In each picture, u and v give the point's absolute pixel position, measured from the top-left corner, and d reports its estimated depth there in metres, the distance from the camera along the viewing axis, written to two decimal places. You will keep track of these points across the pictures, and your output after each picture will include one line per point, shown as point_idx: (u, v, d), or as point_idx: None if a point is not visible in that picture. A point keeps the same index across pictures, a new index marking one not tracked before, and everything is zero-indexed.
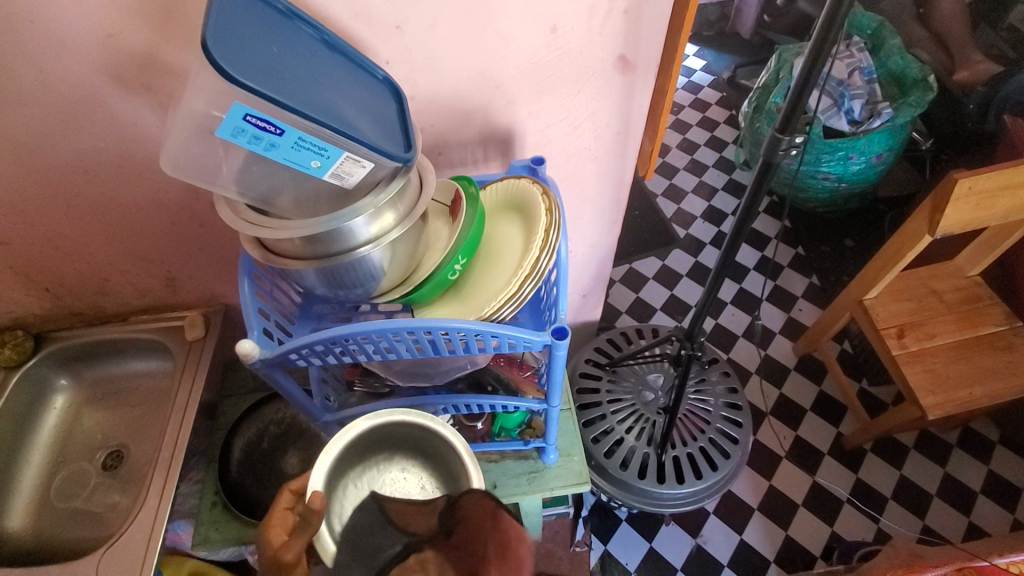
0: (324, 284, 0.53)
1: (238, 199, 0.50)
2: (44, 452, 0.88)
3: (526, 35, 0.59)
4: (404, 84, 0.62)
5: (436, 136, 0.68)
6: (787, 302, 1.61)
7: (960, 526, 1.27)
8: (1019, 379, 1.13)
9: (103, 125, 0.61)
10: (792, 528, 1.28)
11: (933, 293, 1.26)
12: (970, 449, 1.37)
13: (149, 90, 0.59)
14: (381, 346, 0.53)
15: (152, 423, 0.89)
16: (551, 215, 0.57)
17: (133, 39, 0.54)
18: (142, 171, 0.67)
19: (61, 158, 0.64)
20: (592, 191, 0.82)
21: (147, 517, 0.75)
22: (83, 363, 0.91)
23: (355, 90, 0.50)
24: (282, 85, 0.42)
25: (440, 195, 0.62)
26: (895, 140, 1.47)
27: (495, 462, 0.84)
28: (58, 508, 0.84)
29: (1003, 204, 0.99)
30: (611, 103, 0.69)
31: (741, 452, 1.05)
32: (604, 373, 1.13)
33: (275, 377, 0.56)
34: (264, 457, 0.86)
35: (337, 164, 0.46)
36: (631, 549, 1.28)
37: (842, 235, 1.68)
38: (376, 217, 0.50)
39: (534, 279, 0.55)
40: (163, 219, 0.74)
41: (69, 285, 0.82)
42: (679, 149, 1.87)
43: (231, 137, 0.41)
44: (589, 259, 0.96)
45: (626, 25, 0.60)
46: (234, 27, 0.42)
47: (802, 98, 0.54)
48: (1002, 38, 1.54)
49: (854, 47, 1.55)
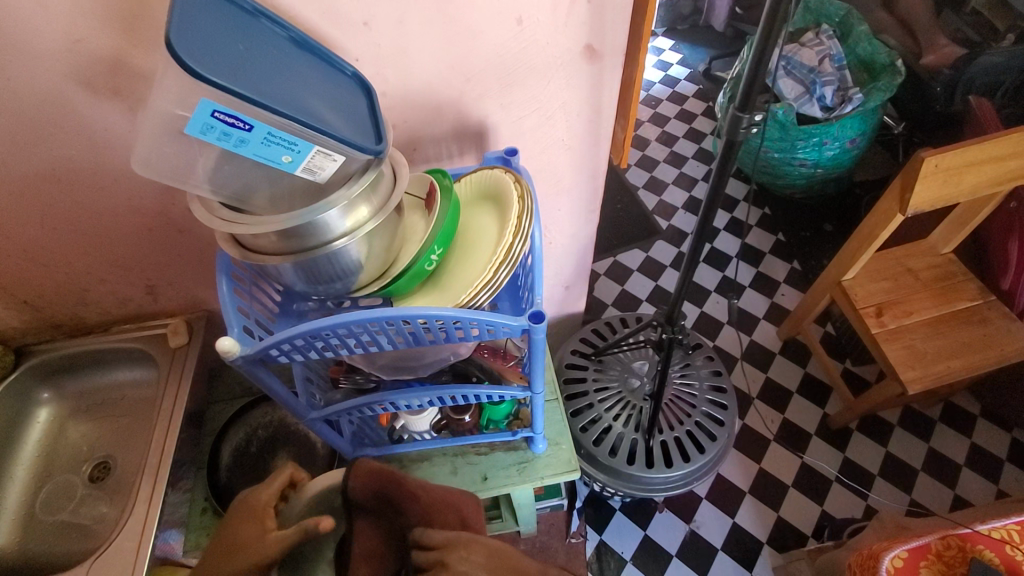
0: (302, 279, 0.54)
1: (211, 197, 0.50)
2: (28, 467, 0.87)
3: (493, 28, 0.60)
4: (375, 81, 0.62)
5: (409, 132, 0.69)
6: (770, 287, 1.64)
7: (946, 499, 1.29)
8: (994, 351, 1.16)
9: (74, 131, 0.61)
10: (784, 509, 1.30)
11: (908, 271, 1.29)
12: (953, 424, 1.39)
13: (119, 94, 0.59)
14: (362, 340, 0.54)
15: (138, 432, 0.89)
16: (523, 201, 0.58)
17: (102, 44, 0.54)
18: (118, 179, 0.67)
19: (33, 168, 0.64)
20: (568, 183, 0.83)
21: (136, 525, 0.75)
22: (66, 375, 0.91)
23: (324, 86, 0.51)
24: (249, 81, 0.43)
25: (415, 189, 0.63)
26: (867, 124, 1.50)
27: (484, 454, 0.85)
28: (44, 523, 0.84)
29: (970, 179, 1.01)
30: (581, 93, 0.70)
31: (726, 434, 1.06)
32: (591, 362, 1.14)
33: (258, 375, 0.57)
34: (253, 460, 0.86)
35: (308, 158, 0.47)
36: (626, 538, 1.29)
37: (821, 220, 1.71)
38: (350, 210, 0.50)
39: (509, 264, 0.56)
40: (141, 225, 0.74)
41: (48, 296, 0.81)
42: (658, 142, 1.89)
43: (200, 134, 0.42)
44: (570, 250, 0.97)
45: (591, 15, 0.61)
46: (199, 25, 0.43)
47: (757, 83, 0.56)
48: (967, 22, 1.52)
49: (823, 36, 1.60)
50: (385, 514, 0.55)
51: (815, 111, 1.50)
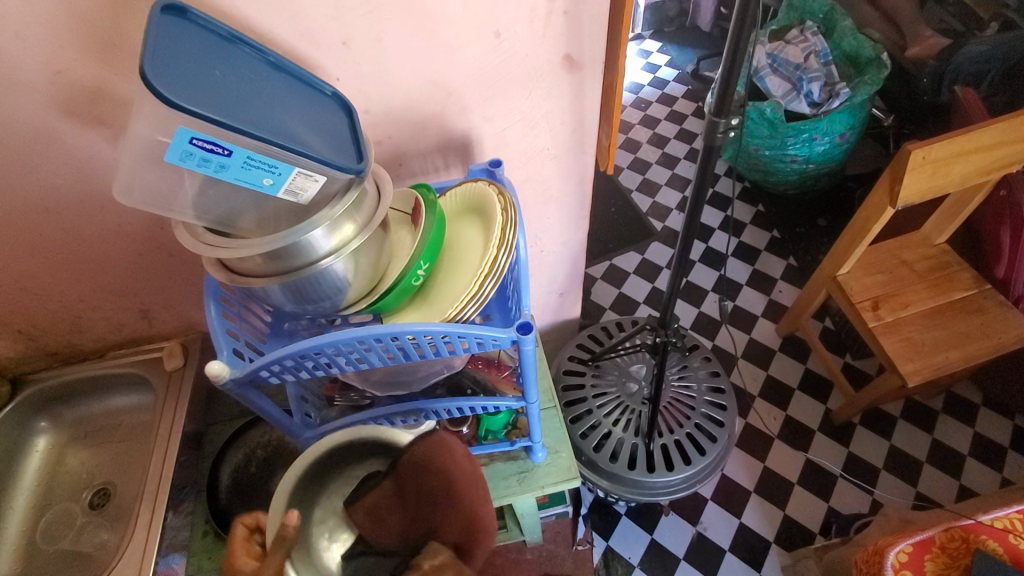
0: (290, 299, 0.54)
1: (195, 222, 0.51)
2: (28, 496, 0.87)
3: (471, 43, 0.61)
4: (357, 99, 0.63)
5: (393, 148, 0.70)
6: (767, 285, 1.64)
7: (952, 489, 1.29)
8: (992, 340, 1.15)
9: (59, 160, 0.62)
10: (789, 506, 1.29)
11: (903, 263, 1.29)
12: (956, 414, 1.39)
13: (102, 122, 0.59)
14: (352, 357, 0.54)
15: (137, 457, 0.89)
16: (507, 213, 0.58)
17: (83, 74, 0.55)
18: (106, 206, 0.67)
19: (21, 199, 0.64)
20: (556, 191, 0.83)
21: (135, 553, 0.75)
22: (63, 403, 0.91)
23: (304, 107, 0.51)
24: (227, 106, 0.43)
25: (400, 205, 0.63)
26: (857, 118, 1.51)
27: (485, 465, 0.85)
28: (45, 552, 0.84)
29: (958, 170, 1.01)
30: (563, 102, 0.71)
31: (726, 434, 1.06)
32: (588, 368, 1.14)
33: (248, 397, 0.57)
34: (252, 482, 0.85)
35: (290, 180, 0.47)
36: (633, 543, 1.28)
37: (815, 216, 1.71)
38: (335, 229, 0.51)
39: (495, 276, 0.56)
40: (132, 250, 0.74)
41: (42, 326, 0.82)
42: (650, 144, 1.90)
43: (180, 160, 0.43)
44: (562, 257, 0.97)
45: (568, 25, 0.62)
46: (174, 54, 0.43)
47: (731, 85, 0.57)
48: (950, 13, 1.55)
49: (808, 32, 1.60)
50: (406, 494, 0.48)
51: (803, 107, 1.51)
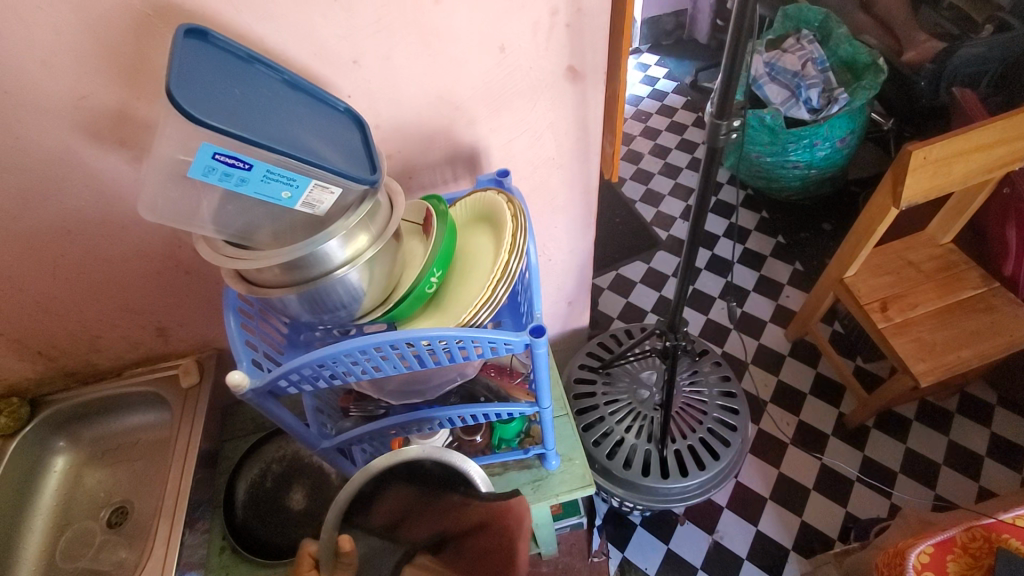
0: (307, 309, 0.55)
1: (216, 237, 0.52)
2: (46, 518, 0.88)
3: (476, 58, 0.63)
4: (368, 115, 0.65)
5: (404, 162, 0.71)
6: (775, 290, 1.64)
7: (971, 491, 1.27)
8: (1004, 337, 1.15)
9: (82, 183, 0.64)
10: (807, 512, 1.27)
11: (910, 264, 1.29)
12: (971, 414, 1.38)
13: (124, 144, 0.61)
14: (368, 366, 0.55)
15: (154, 475, 0.90)
16: (517, 220, 0.59)
17: (106, 99, 0.57)
18: (126, 226, 0.69)
19: (45, 222, 0.66)
20: (562, 200, 0.85)
21: (156, 566, 0.75)
22: (81, 423, 0.92)
23: (319, 123, 0.53)
24: (246, 123, 0.45)
25: (412, 216, 0.65)
26: (856, 123, 1.53)
27: (499, 474, 0.85)
28: (65, 570, 0.84)
29: (960, 168, 1.02)
30: (567, 113, 0.72)
31: (739, 439, 1.06)
32: (599, 376, 1.15)
33: (268, 407, 0.58)
34: (269, 497, 0.85)
35: (307, 193, 0.49)
36: (649, 553, 1.27)
37: (819, 220, 1.73)
38: (350, 239, 0.52)
39: (506, 281, 0.57)
40: (151, 269, 0.76)
41: (61, 346, 0.83)
42: (651, 155, 1.92)
43: (203, 176, 0.44)
44: (570, 264, 0.98)
45: (570, 37, 0.64)
46: (197, 75, 0.45)
47: (731, 88, 0.59)
48: (944, 18, 1.53)
49: (803, 40, 1.63)
50: (431, 517, 0.55)
51: (801, 113, 1.52)
